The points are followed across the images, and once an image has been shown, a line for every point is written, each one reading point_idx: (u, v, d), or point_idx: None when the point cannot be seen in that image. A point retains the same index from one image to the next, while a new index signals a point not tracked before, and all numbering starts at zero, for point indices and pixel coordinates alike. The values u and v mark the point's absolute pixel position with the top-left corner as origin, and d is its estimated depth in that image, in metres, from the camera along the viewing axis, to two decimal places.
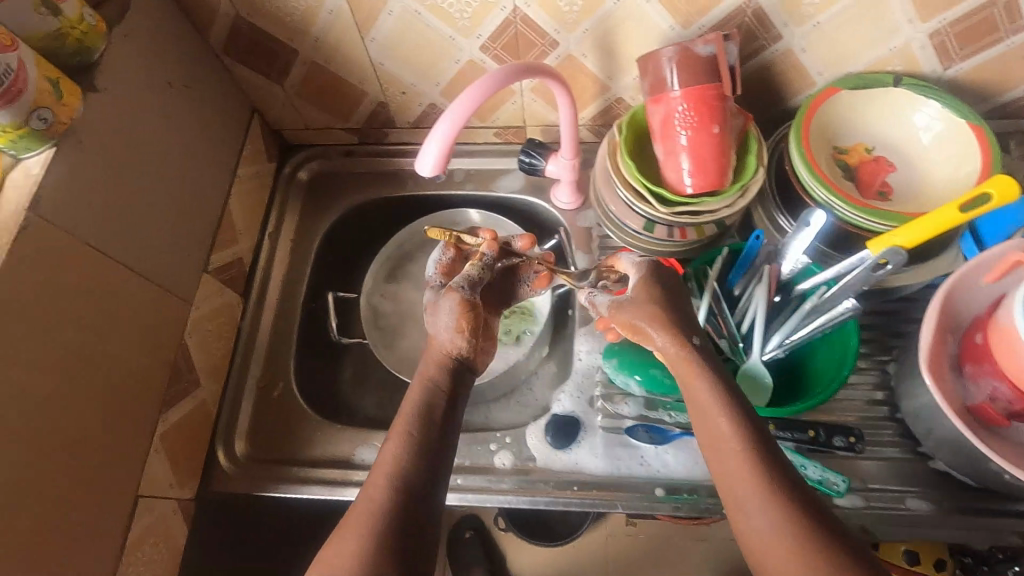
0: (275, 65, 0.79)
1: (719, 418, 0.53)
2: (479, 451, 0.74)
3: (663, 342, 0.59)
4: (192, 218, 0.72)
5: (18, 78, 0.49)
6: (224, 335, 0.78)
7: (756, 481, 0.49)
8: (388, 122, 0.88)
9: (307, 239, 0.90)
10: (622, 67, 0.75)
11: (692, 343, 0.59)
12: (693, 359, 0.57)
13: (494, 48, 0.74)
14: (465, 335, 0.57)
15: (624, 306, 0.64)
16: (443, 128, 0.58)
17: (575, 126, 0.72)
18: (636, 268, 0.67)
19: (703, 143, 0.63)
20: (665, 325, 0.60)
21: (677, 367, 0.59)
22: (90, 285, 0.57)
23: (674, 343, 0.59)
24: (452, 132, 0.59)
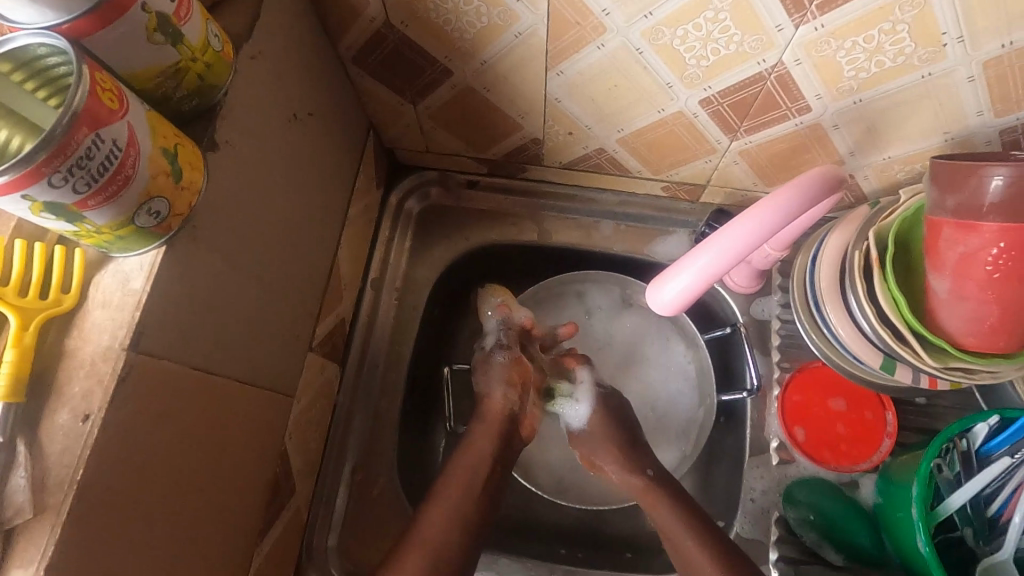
0: (416, 84, 0.60)
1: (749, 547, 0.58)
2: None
3: (621, 474, 0.66)
4: (302, 287, 0.56)
5: (128, 157, 0.31)
6: (320, 421, 0.63)
7: None
8: (533, 158, 0.70)
9: (414, 290, 0.74)
10: (880, 147, 0.57)
11: (647, 476, 0.65)
12: (653, 489, 0.63)
13: (718, 104, 0.55)
14: (516, 387, 0.68)
15: (580, 436, 0.70)
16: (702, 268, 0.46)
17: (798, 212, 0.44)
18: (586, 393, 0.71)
19: (983, 308, 0.48)
20: (618, 457, 0.67)
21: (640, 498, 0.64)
22: (199, 425, 0.41)
23: (630, 472, 0.66)
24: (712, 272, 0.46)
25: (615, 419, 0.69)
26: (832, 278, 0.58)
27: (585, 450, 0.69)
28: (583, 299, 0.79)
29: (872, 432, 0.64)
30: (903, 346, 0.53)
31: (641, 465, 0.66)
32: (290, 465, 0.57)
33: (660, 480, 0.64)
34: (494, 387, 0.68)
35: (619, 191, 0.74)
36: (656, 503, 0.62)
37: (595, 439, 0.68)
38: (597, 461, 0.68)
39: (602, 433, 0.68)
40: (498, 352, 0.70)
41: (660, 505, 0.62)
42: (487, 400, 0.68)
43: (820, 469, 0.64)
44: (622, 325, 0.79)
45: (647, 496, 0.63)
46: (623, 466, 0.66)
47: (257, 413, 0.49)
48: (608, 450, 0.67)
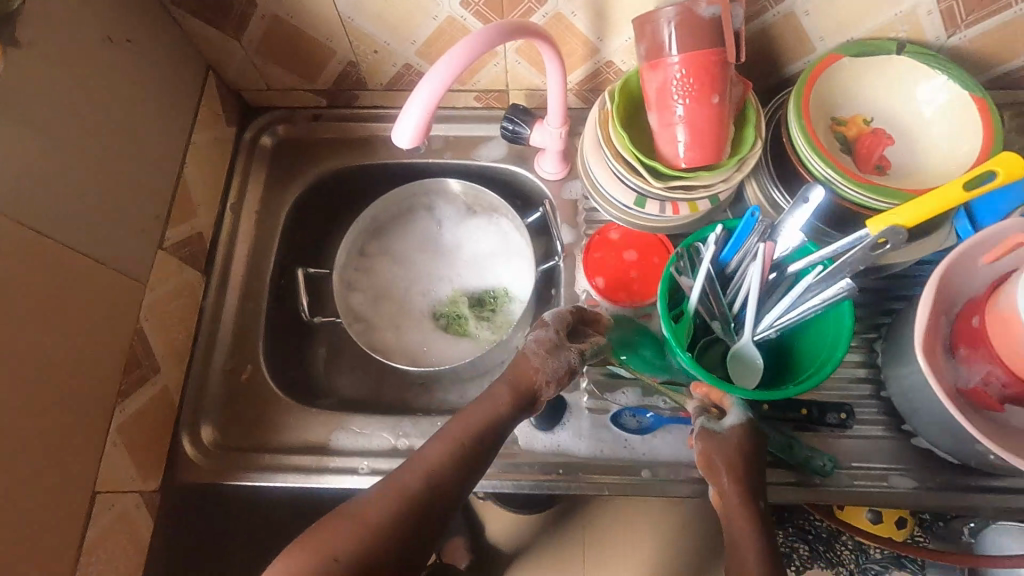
0: (232, 18, 0.71)
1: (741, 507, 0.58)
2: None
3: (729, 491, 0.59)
4: (143, 191, 0.66)
5: None
6: (185, 319, 0.73)
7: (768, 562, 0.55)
8: (358, 83, 0.81)
9: (271, 211, 0.84)
10: (613, 29, 0.70)
11: (759, 506, 0.58)
12: (757, 514, 0.57)
13: (475, 5, 0.68)
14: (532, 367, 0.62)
15: (711, 434, 0.61)
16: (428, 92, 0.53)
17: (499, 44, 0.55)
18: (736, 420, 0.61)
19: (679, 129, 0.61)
20: (738, 472, 0.59)
21: (730, 521, 0.58)
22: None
23: (744, 497, 0.58)
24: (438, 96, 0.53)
25: (756, 447, 0.60)
26: (593, 138, 0.71)
27: (705, 450, 0.61)
28: (432, 212, 0.92)
29: (657, 272, 0.76)
30: (638, 178, 0.65)
31: (756, 493, 0.58)
32: (150, 346, 0.66)
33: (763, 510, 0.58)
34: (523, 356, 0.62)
35: (442, 109, 0.85)
36: (742, 532, 0.56)
37: (723, 449, 0.60)
38: (713, 469, 0.60)
39: (728, 453, 0.60)
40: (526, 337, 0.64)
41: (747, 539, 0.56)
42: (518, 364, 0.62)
43: (619, 308, 0.75)
44: (468, 231, 0.92)
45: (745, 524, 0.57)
46: (741, 485, 0.58)
47: (99, 283, 0.59)
48: (730, 463, 0.59)
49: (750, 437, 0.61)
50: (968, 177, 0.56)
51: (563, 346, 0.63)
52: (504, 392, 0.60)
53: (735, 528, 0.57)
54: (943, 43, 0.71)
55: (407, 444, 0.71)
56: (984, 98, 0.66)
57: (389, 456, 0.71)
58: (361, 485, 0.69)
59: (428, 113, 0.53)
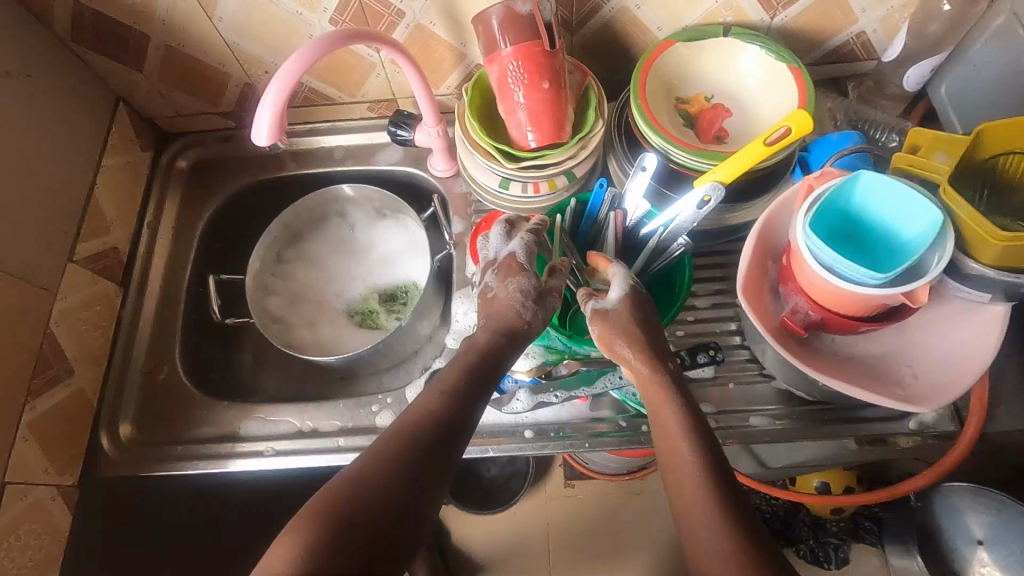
0: (130, 51, 0.79)
1: (682, 444, 0.55)
2: (361, 413, 0.77)
3: (640, 369, 0.61)
4: (50, 209, 0.73)
5: None
6: (101, 326, 0.79)
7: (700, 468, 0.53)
8: (259, 103, 0.89)
9: (187, 225, 0.91)
10: (471, 34, 0.78)
11: (670, 368, 0.61)
12: (665, 382, 0.60)
13: (343, 22, 0.76)
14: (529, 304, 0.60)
15: (607, 315, 0.63)
16: (273, 93, 0.60)
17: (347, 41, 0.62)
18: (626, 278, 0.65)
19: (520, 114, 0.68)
20: (641, 346, 0.62)
21: (649, 392, 0.60)
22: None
23: (652, 367, 0.61)
24: (284, 95, 0.60)
25: (647, 318, 0.64)
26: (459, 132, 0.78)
27: (603, 329, 0.63)
28: (344, 217, 0.99)
29: None
30: (496, 162, 0.72)
31: (664, 359, 0.62)
32: (62, 350, 0.72)
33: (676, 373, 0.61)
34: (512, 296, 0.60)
35: (341, 121, 0.93)
36: (666, 398, 0.59)
37: (616, 325, 0.63)
38: (616, 349, 0.62)
39: (626, 321, 0.63)
40: (490, 277, 0.63)
41: (668, 407, 0.58)
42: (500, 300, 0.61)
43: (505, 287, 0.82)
44: (378, 233, 0.99)
45: (656, 389, 0.60)
46: (643, 350, 0.62)
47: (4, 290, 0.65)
48: (632, 331, 0.62)
49: (638, 300, 0.64)
50: (766, 133, 0.62)
51: (524, 270, 0.62)
52: (497, 336, 0.59)
53: (654, 400, 0.60)
54: (770, 25, 0.79)
55: (311, 426, 0.76)
56: (802, 68, 0.73)
57: (293, 438, 0.76)
58: (267, 466, 0.74)
59: (279, 109, 0.60)
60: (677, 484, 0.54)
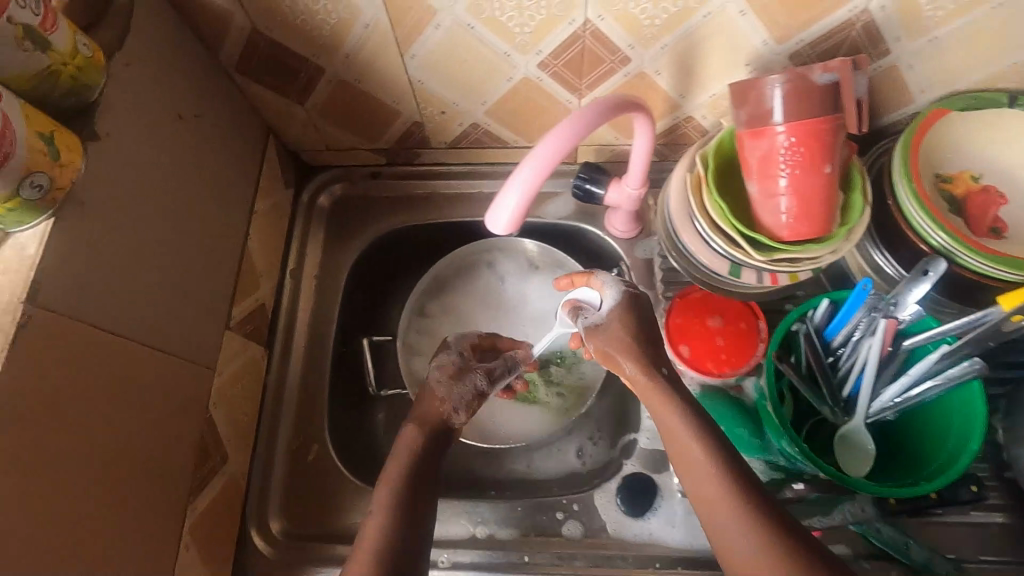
0: (298, 84, 0.68)
1: (693, 448, 0.54)
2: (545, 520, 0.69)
3: (634, 372, 0.61)
4: (211, 272, 0.63)
5: (4, 138, 0.39)
6: (250, 398, 0.69)
7: (721, 499, 0.50)
8: (422, 142, 0.78)
9: (332, 274, 0.81)
10: (700, 85, 0.66)
11: (663, 374, 0.60)
12: (659, 386, 0.59)
13: (554, 66, 0.64)
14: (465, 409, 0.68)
15: (600, 332, 0.65)
16: (526, 181, 0.49)
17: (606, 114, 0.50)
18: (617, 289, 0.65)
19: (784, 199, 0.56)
20: (631, 350, 0.62)
21: (647, 398, 0.60)
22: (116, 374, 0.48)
23: (641, 370, 0.61)
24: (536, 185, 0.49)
25: (638, 320, 0.64)
26: (679, 203, 0.66)
27: (602, 342, 0.64)
28: (493, 267, 0.88)
29: (747, 339, 0.71)
30: (737, 249, 0.61)
31: (657, 364, 0.61)
32: (219, 434, 0.63)
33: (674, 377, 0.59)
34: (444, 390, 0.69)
35: (506, 164, 0.82)
36: (662, 402, 0.58)
37: (614, 336, 0.63)
38: (614, 358, 0.63)
39: (624, 328, 0.63)
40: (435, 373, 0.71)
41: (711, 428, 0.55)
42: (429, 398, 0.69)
43: (706, 379, 0.71)
44: (531, 287, 0.87)
45: (655, 396, 0.59)
46: (637, 359, 0.61)
47: (173, 377, 0.56)
48: (628, 346, 0.62)
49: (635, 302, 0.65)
50: None
51: (470, 368, 0.72)
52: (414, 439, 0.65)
53: (669, 430, 0.56)
54: None
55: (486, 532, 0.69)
56: None
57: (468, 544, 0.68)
58: None
59: (528, 199, 0.50)
60: (696, 491, 0.53)
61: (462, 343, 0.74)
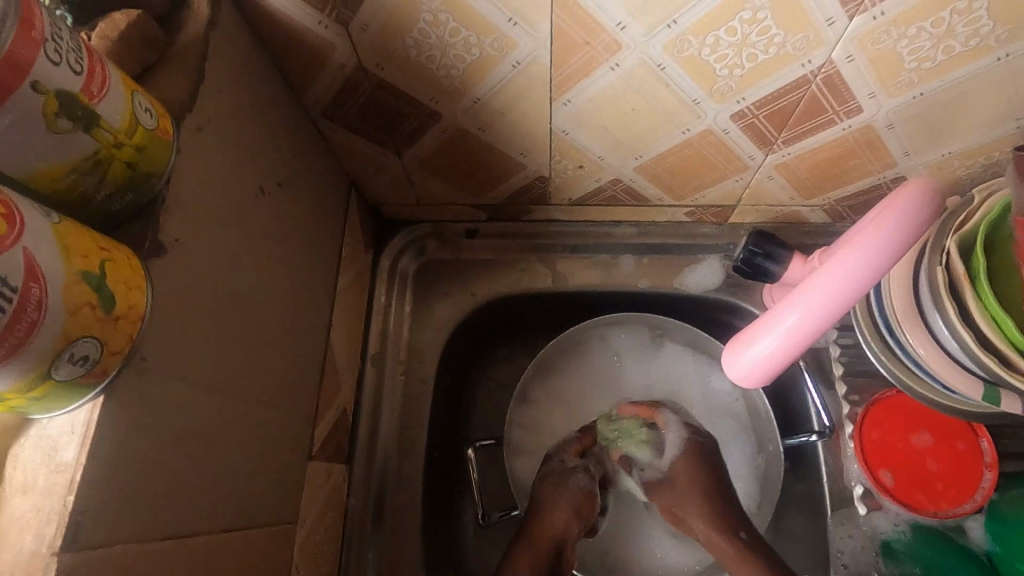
0: (400, 132, 0.52)
1: None
2: None
3: (706, 532, 0.55)
4: (294, 390, 0.46)
5: (29, 296, 0.22)
6: (332, 537, 0.54)
7: None
8: (539, 197, 0.62)
9: (421, 359, 0.65)
10: (943, 143, 0.49)
11: (735, 534, 0.54)
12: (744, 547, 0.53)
13: (753, 116, 0.48)
14: (578, 518, 0.56)
15: (666, 487, 0.57)
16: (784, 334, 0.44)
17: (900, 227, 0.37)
18: (682, 434, 0.59)
19: None
20: (703, 512, 0.55)
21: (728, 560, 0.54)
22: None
23: (715, 530, 0.55)
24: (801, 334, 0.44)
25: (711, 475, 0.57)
26: (906, 300, 0.50)
27: (670, 502, 0.57)
28: (609, 344, 0.70)
29: (974, 468, 0.55)
30: (1011, 374, 0.45)
31: (734, 526, 0.55)
32: None
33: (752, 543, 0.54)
34: (562, 505, 0.56)
35: (637, 222, 0.66)
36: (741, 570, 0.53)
37: (680, 497, 0.56)
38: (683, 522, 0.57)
39: (694, 493, 0.56)
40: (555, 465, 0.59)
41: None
42: (544, 517, 0.55)
43: (917, 516, 0.55)
44: (654, 369, 0.69)
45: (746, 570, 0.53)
46: (709, 521, 0.55)
47: (254, 559, 0.40)
48: (692, 504, 0.56)
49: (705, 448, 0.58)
50: None
51: (573, 469, 0.58)
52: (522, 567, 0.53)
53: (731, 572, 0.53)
54: None
55: None
56: None
57: None
58: None
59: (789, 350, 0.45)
60: None
61: (565, 450, 0.61)
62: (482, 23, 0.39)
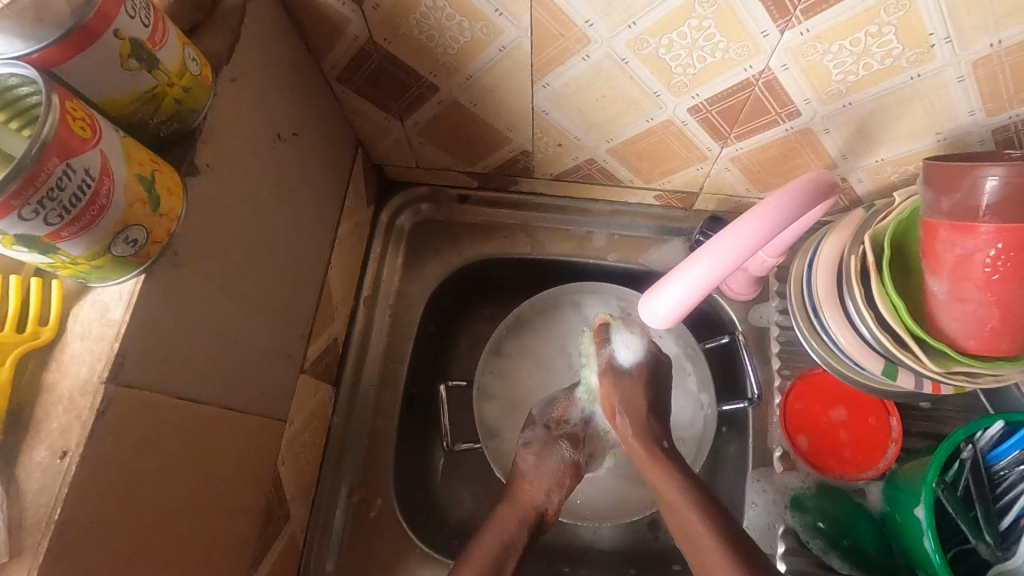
0: (403, 100, 0.59)
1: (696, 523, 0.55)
2: None
3: (629, 433, 0.62)
4: (293, 311, 0.55)
5: (101, 186, 0.31)
6: (315, 444, 0.62)
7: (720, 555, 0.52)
8: (524, 170, 0.69)
9: (408, 305, 0.73)
10: (873, 150, 0.56)
11: (662, 446, 0.62)
12: (659, 458, 0.60)
13: (707, 111, 0.55)
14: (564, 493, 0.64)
15: (619, 375, 0.65)
16: (691, 284, 0.46)
17: (798, 204, 0.42)
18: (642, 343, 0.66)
19: (980, 309, 0.47)
20: (638, 418, 0.63)
21: (642, 463, 0.61)
22: (200, 445, 0.42)
23: (641, 438, 0.62)
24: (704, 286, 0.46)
25: (652, 386, 0.64)
26: (829, 284, 0.57)
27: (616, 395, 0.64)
28: (580, 310, 0.77)
29: (878, 438, 0.62)
30: (904, 351, 0.52)
31: (658, 437, 0.62)
32: (284, 491, 0.57)
33: (672, 453, 0.61)
34: (543, 483, 0.64)
35: (612, 202, 0.73)
36: (660, 472, 0.59)
37: (627, 387, 0.64)
38: (617, 414, 0.64)
39: (636, 391, 0.64)
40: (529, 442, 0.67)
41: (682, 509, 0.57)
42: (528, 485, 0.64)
43: (824, 477, 0.63)
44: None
45: (653, 465, 0.60)
46: (638, 429, 0.62)
47: (247, 437, 0.49)
48: (633, 405, 0.63)
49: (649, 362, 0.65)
50: None
51: (556, 440, 0.67)
52: None
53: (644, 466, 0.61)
54: None
55: None
56: None
57: None
58: None
59: (690, 302, 0.47)
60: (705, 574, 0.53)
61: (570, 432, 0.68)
62: (472, 10, 0.47)
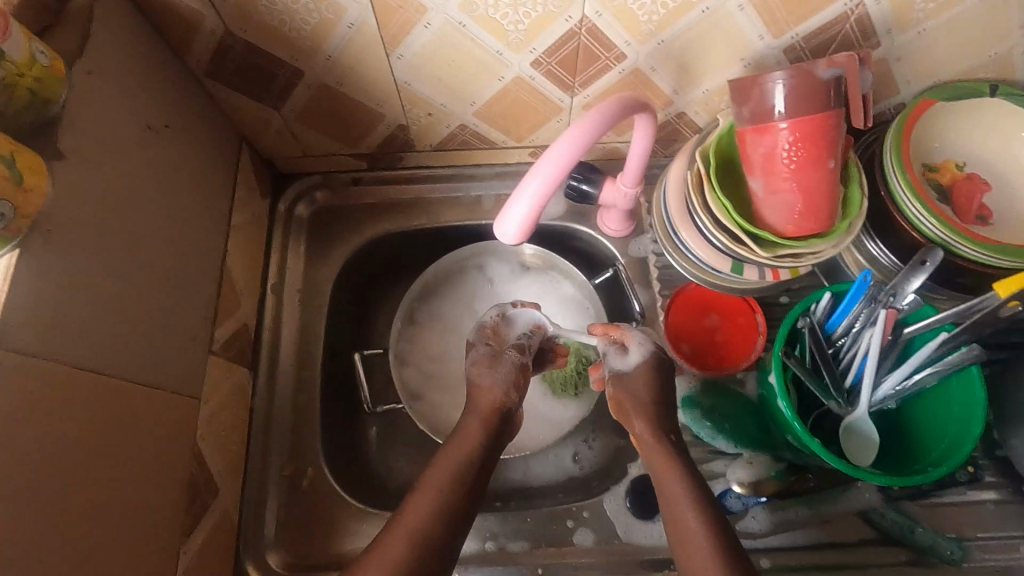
0: (274, 88, 0.63)
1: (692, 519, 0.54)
2: (557, 530, 0.66)
3: (643, 433, 0.61)
4: (191, 294, 0.58)
5: None
6: (238, 424, 0.65)
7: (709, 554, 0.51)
8: (406, 145, 0.75)
9: (315, 287, 0.76)
10: (696, 83, 0.65)
11: (670, 440, 0.60)
12: (674, 457, 0.58)
13: (548, 63, 0.62)
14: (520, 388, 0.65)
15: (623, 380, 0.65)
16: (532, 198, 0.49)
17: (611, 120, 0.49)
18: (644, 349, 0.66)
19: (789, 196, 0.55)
20: (648, 415, 0.62)
21: (654, 464, 0.59)
22: (106, 415, 0.44)
23: (653, 434, 0.60)
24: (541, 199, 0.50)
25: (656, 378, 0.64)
26: (678, 202, 0.65)
27: (619, 393, 0.64)
28: (483, 271, 0.83)
29: (746, 334, 0.71)
30: (741, 246, 0.60)
31: (667, 429, 0.61)
32: (210, 468, 0.59)
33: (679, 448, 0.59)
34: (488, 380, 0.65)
35: (494, 164, 0.79)
36: (669, 471, 0.57)
37: (626, 389, 0.64)
38: (626, 414, 0.63)
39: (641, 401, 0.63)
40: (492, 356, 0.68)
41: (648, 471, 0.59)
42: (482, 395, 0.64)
43: (707, 376, 0.71)
44: (523, 290, 0.83)
45: (662, 461, 0.58)
46: (647, 425, 0.61)
47: (156, 410, 0.52)
48: (645, 410, 0.62)
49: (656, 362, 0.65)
50: None
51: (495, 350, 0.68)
52: None
53: (659, 465, 0.58)
54: None
55: (496, 546, 0.66)
56: None
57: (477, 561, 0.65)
58: None
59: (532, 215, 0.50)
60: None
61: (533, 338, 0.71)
62: None
